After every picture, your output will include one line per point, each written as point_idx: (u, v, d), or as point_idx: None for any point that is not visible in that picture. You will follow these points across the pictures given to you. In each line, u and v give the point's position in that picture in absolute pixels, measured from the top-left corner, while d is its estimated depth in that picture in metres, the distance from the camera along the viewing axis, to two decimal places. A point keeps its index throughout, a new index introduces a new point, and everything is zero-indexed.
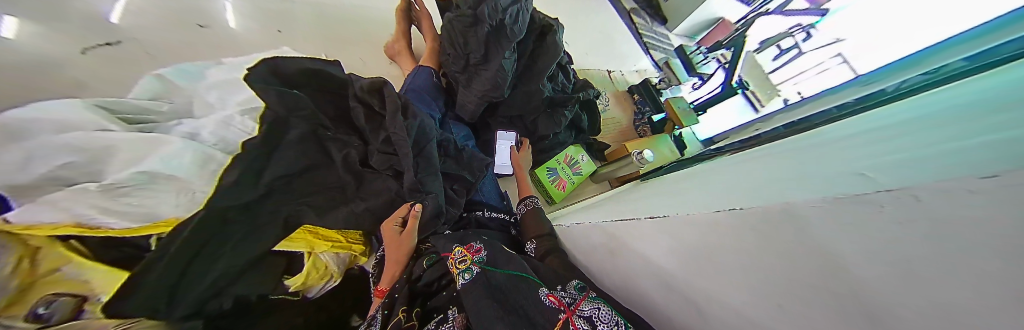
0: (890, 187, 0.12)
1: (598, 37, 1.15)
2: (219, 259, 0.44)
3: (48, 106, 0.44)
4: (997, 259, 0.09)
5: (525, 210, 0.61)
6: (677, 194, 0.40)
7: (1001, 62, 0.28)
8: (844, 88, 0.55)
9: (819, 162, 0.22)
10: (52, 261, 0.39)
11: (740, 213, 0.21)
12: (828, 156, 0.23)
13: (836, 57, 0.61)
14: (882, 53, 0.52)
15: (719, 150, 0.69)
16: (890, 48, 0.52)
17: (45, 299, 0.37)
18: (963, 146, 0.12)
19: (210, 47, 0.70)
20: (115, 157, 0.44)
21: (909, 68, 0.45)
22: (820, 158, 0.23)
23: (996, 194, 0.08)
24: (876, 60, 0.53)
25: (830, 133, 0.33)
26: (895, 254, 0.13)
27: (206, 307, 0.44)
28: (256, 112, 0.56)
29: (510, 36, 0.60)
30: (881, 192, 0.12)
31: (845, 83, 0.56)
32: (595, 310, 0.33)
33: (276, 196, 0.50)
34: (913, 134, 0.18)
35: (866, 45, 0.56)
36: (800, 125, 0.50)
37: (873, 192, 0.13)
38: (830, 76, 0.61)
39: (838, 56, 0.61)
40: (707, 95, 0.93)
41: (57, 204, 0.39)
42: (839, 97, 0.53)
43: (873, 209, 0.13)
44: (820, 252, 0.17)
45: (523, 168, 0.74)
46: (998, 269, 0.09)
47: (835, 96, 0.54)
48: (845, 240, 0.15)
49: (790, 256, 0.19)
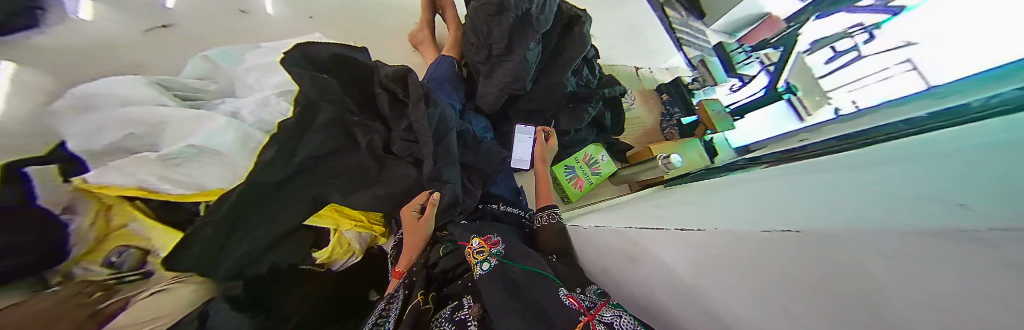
0: (967, 223, 0.10)
1: (628, 32, 1.09)
2: (258, 227, 0.49)
3: (119, 83, 0.49)
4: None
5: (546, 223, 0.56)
6: (706, 205, 0.38)
7: None
8: (914, 100, 0.47)
9: (876, 185, 0.20)
10: (121, 217, 0.46)
11: (795, 236, 0.19)
12: (889, 179, 0.20)
13: (903, 63, 0.52)
14: (954, 59, 0.44)
15: (754, 161, 0.64)
16: (971, 48, 0.42)
17: (116, 249, 0.45)
18: None
19: (250, 33, 0.74)
20: (168, 131, 0.48)
21: (991, 82, 0.36)
22: (885, 177, 0.20)
23: None
24: (949, 70, 0.44)
25: (897, 151, 0.29)
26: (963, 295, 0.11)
27: (246, 271, 0.48)
28: (290, 95, 0.59)
29: (535, 26, 0.59)
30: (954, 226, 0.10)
31: (917, 92, 0.47)
32: (617, 317, 0.33)
33: (305, 175, 0.53)
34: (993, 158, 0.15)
35: (939, 49, 0.47)
36: (859, 139, 0.45)
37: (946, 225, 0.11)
38: (896, 83, 0.52)
39: (907, 62, 0.51)
40: (746, 99, 0.87)
41: (122, 170, 0.44)
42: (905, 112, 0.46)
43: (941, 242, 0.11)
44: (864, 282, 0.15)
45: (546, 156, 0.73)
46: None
47: (901, 109, 0.47)
48: (892, 272, 0.14)
49: (828, 283, 0.18)
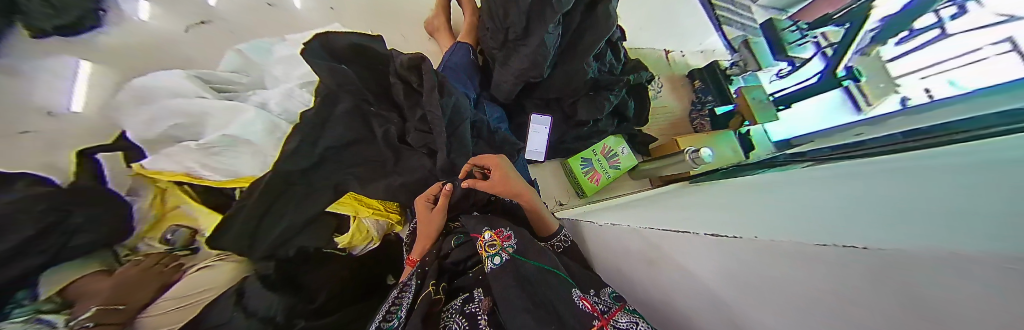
0: None
1: (657, 12, 0.99)
2: (285, 213, 0.52)
3: (163, 76, 0.53)
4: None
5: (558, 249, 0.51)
6: (741, 208, 0.34)
7: None
8: (1003, 89, 0.40)
9: (953, 194, 0.16)
10: (174, 199, 0.52)
11: (861, 253, 0.14)
12: (973, 186, 0.16)
13: (1001, 43, 0.44)
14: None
15: (796, 156, 0.58)
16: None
17: (171, 228, 0.51)
18: None
19: (277, 25, 0.75)
20: (207, 122, 0.52)
21: None
22: (982, 183, 0.16)
23: None
24: None
25: (995, 150, 0.23)
26: None
27: (278, 252, 0.52)
28: (312, 86, 0.61)
29: (556, 6, 0.55)
30: None
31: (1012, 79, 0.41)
32: (632, 325, 0.31)
33: (326, 164, 0.55)
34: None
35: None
36: (928, 136, 0.38)
37: None
38: (983, 68, 0.45)
39: (1006, 42, 0.44)
40: (797, 87, 0.76)
41: (173, 158, 0.49)
42: (987, 106, 0.39)
43: None
44: (910, 307, 0.13)
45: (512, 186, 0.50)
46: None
47: (976, 105, 0.41)
48: (927, 294, 0.12)
49: (880, 306, 0.14)
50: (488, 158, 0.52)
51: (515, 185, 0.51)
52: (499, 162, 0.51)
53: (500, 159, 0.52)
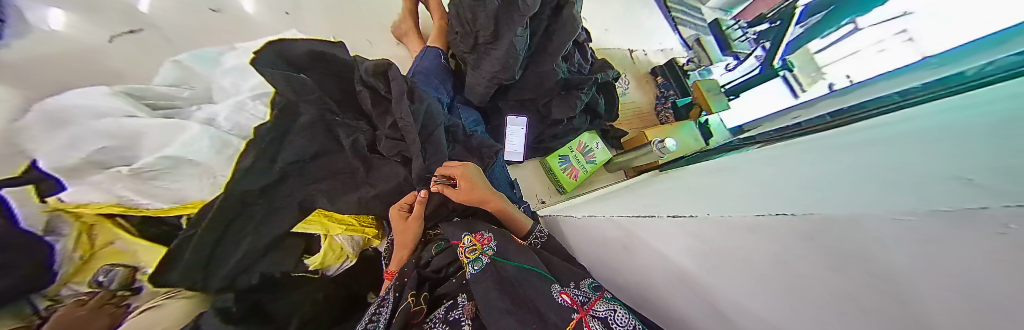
0: (983, 202, 0.09)
1: (619, 13, 1.05)
2: (243, 238, 0.48)
3: (87, 95, 0.47)
4: (1013, 295, 0.08)
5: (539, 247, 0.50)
6: (703, 191, 0.36)
7: None
8: (909, 71, 0.46)
9: (876, 165, 0.18)
10: (105, 235, 0.45)
11: (790, 219, 0.19)
12: (891, 156, 0.19)
13: (900, 34, 0.49)
14: (947, 29, 0.42)
15: (748, 140, 0.64)
16: (964, 20, 0.40)
17: (103, 268, 0.44)
18: None
19: (225, 32, 0.69)
20: (142, 142, 0.46)
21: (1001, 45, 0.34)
22: (897, 153, 0.19)
23: None
24: (949, 39, 0.42)
25: (892, 126, 0.28)
26: (962, 289, 0.10)
27: (237, 281, 0.48)
28: (266, 97, 0.55)
29: (520, 10, 0.55)
30: (972, 208, 0.09)
31: (912, 64, 0.46)
32: (611, 312, 0.33)
33: (290, 182, 0.51)
34: (987, 128, 0.15)
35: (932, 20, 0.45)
36: (853, 115, 0.44)
37: (965, 207, 0.09)
38: (890, 58, 0.50)
39: (903, 33, 0.48)
40: (743, 78, 0.84)
41: (100, 187, 0.44)
42: (900, 84, 0.45)
43: (963, 225, 0.09)
44: (857, 261, 0.15)
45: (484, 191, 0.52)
46: (1013, 306, 0.08)
47: (892, 83, 0.47)
48: (885, 253, 0.13)
49: (817, 260, 0.18)
50: (454, 167, 0.52)
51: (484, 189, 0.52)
52: (465, 171, 0.52)
53: (466, 168, 0.52)
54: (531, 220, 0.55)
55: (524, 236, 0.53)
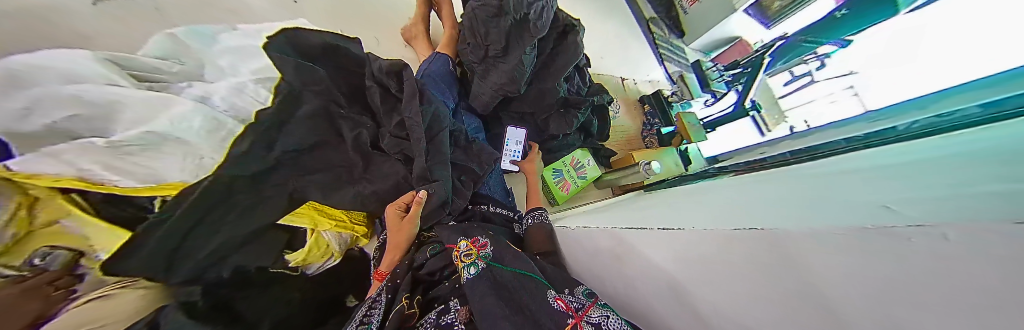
0: (921, 223, 0.12)
1: (614, 43, 1.14)
2: (221, 228, 0.44)
3: (57, 56, 0.42)
4: (960, 291, 0.10)
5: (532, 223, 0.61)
6: (688, 207, 0.41)
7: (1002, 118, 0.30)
8: (853, 122, 0.58)
9: (833, 194, 0.23)
10: (50, 213, 0.39)
11: (759, 232, 0.23)
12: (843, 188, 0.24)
13: (847, 89, 0.64)
14: (896, 88, 0.55)
15: (722, 169, 0.71)
16: (906, 82, 0.54)
17: (42, 250, 0.38)
18: (994, 189, 0.12)
19: (223, 10, 0.67)
20: (122, 113, 0.42)
21: (932, 102, 0.46)
22: (849, 187, 0.23)
23: (1017, 242, 0.09)
24: (888, 97, 0.56)
25: (840, 165, 0.34)
26: (898, 285, 0.13)
27: (206, 275, 0.43)
28: (270, 82, 0.56)
29: (532, 31, 0.59)
30: (911, 227, 0.13)
31: (855, 116, 0.59)
32: (605, 318, 0.34)
33: (282, 171, 0.49)
34: (917, 176, 0.19)
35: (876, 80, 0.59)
36: (810, 153, 0.52)
37: (902, 226, 0.13)
38: (840, 108, 0.64)
39: (850, 89, 0.64)
40: (717, 115, 0.95)
41: (62, 158, 0.38)
42: (851, 130, 0.55)
43: (902, 239, 0.13)
44: (813, 266, 0.19)
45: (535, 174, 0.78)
46: (960, 300, 0.10)
47: (842, 129, 0.58)
48: (840, 261, 0.17)
49: (777, 267, 0.21)
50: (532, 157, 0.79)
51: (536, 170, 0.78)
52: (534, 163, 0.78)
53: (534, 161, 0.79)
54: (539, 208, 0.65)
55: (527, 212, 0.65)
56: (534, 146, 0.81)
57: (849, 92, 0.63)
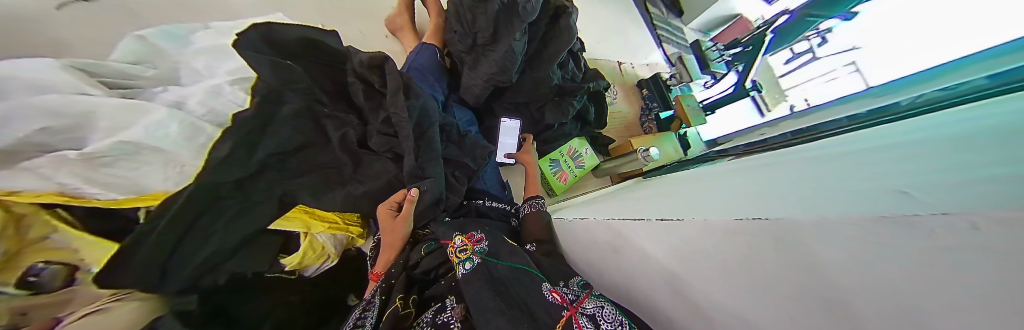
0: (942, 209, 0.10)
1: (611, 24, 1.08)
2: (209, 238, 0.43)
3: (18, 65, 0.40)
4: (1003, 290, 0.09)
5: (529, 210, 0.60)
6: (683, 195, 0.40)
7: (1006, 90, 0.29)
8: (858, 98, 0.57)
9: (835, 179, 0.21)
10: (39, 228, 0.37)
11: (763, 223, 0.20)
12: (845, 172, 0.22)
13: (848, 66, 0.63)
14: (900, 62, 0.54)
15: (722, 152, 0.69)
16: (919, 56, 0.51)
17: (34, 265, 0.36)
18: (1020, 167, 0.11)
19: (199, 9, 0.63)
20: (90, 122, 0.41)
21: (936, 78, 0.45)
22: (851, 171, 0.22)
23: None
24: (889, 71, 0.55)
25: (837, 147, 0.33)
26: (930, 285, 0.12)
27: (200, 282, 0.43)
28: (246, 83, 0.54)
29: (521, 15, 0.57)
30: (931, 214, 0.10)
31: (859, 92, 0.58)
32: (599, 308, 0.34)
33: (269, 174, 0.48)
34: (929, 157, 0.18)
35: (879, 55, 0.58)
36: (809, 134, 0.50)
37: (922, 214, 0.11)
38: (843, 85, 0.63)
39: (852, 64, 0.62)
40: (718, 95, 0.93)
41: (35, 172, 0.37)
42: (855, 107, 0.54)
43: (921, 232, 0.11)
44: (819, 258, 0.17)
45: (531, 165, 0.74)
46: (1005, 299, 0.09)
47: (846, 106, 0.57)
48: (850, 255, 0.15)
49: (780, 261, 0.20)
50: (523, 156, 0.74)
51: (532, 159, 0.75)
52: (530, 158, 0.74)
53: (529, 155, 0.74)
54: (535, 198, 0.62)
55: (524, 200, 0.63)
56: (528, 137, 0.76)
57: (850, 68, 0.62)
